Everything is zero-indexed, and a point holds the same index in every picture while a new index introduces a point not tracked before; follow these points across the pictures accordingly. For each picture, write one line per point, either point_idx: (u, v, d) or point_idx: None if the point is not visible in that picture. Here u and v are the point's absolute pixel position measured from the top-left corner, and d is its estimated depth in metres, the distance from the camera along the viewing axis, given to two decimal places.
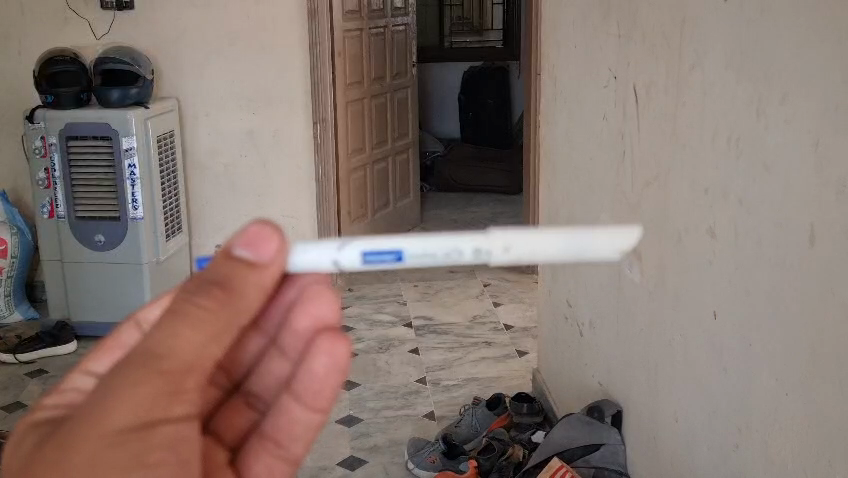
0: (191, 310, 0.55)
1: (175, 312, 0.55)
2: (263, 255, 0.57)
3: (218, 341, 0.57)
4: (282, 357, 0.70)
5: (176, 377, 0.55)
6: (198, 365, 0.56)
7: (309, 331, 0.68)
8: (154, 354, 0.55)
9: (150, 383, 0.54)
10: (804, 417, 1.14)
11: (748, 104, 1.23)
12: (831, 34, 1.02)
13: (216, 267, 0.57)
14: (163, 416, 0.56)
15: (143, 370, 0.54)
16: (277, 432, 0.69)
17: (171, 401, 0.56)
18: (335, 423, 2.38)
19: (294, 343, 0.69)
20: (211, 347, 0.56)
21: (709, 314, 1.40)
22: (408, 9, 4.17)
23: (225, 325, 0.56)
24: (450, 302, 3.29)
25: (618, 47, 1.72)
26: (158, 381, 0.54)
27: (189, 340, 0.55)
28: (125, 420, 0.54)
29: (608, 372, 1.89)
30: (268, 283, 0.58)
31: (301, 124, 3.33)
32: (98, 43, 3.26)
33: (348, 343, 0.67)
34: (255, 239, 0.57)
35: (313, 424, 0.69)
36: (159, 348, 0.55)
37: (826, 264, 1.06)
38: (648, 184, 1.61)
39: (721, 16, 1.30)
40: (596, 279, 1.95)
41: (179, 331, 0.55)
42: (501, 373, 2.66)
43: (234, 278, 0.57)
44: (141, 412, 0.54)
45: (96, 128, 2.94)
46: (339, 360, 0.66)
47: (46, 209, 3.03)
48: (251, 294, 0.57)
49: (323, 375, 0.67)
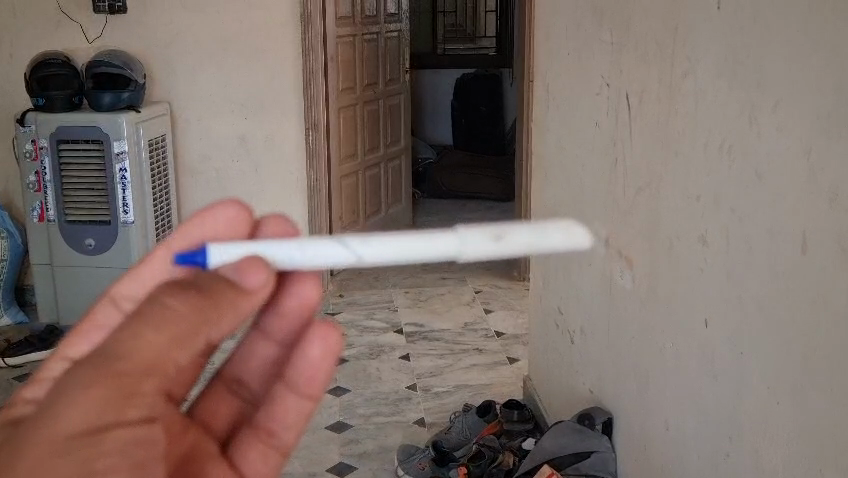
0: (159, 307, 0.45)
1: (142, 310, 0.45)
2: (252, 280, 0.49)
3: (185, 346, 0.46)
4: (266, 341, 0.66)
5: (135, 379, 0.45)
6: (162, 369, 0.46)
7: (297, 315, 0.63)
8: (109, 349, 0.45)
9: (104, 386, 0.44)
10: (795, 424, 1.14)
11: (741, 112, 1.23)
12: (822, 43, 1.03)
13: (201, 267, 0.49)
14: (118, 420, 0.45)
15: (92, 368, 0.44)
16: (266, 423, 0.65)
17: (126, 405, 0.45)
18: (325, 429, 2.38)
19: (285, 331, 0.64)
20: (180, 352, 0.46)
21: (701, 322, 1.40)
22: (402, 14, 4.17)
23: (196, 328, 0.46)
24: (441, 309, 3.28)
25: (610, 54, 1.73)
26: (116, 382, 0.44)
27: (152, 340, 0.45)
28: (69, 426, 0.43)
29: (599, 379, 1.89)
30: (247, 310, 0.49)
31: (293, 129, 3.32)
32: (90, 47, 3.25)
33: (340, 332, 0.62)
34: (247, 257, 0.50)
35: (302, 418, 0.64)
36: (117, 344, 0.45)
37: (817, 271, 1.07)
38: (640, 191, 1.61)
39: (713, 24, 1.31)
40: (588, 286, 1.95)
41: (140, 329, 0.45)
42: (491, 380, 2.66)
43: (213, 285, 0.47)
44: (92, 416, 0.44)
45: (87, 131, 2.92)
46: (333, 348, 0.62)
47: (37, 212, 3.02)
48: (231, 318, 0.48)
49: (313, 364, 0.62)
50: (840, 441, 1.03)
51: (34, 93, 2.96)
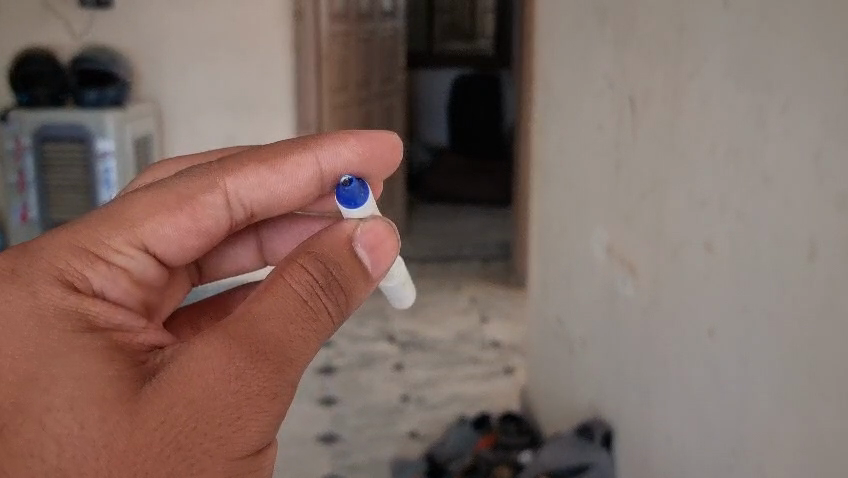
0: (304, 320, 0.60)
1: (311, 327, 0.60)
2: (377, 265, 0.67)
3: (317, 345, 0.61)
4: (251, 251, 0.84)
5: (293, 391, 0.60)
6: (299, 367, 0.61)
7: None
8: (280, 357, 0.58)
9: (275, 392, 0.58)
10: (805, 442, 1.08)
11: (747, 115, 1.17)
12: (838, 40, 0.96)
13: (344, 267, 0.64)
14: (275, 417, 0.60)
15: (273, 382, 0.58)
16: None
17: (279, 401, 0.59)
18: (313, 440, 2.31)
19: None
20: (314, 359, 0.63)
21: (704, 332, 1.34)
22: (397, 14, 4.10)
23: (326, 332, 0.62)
24: (435, 318, 3.21)
25: (613, 54, 1.66)
26: (283, 387, 0.58)
27: (302, 348, 0.59)
28: (247, 439, 0.58)
29: (599, 391, 1.82)
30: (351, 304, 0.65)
31: (284, 129, 3.27)
32: (76, 44, 3.17)
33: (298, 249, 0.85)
34: (378, 246, 0.67)
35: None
36: (286, 354, 0.58)
37: (829, 280, 1.00)
38: (644, 197, 1.55)
39: (720, 20, 1.23)
40: (588, 294, 1.88)
41: (296, 340, 0.59)
42: (487, 391, 2.58)
43: (333, 289, 0.62)
44: (263, 431, 0.58)
45: (70, 129, 2.85)
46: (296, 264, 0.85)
47: (19, 213, 2.95)
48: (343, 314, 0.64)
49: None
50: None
51: (18, 90, 2.93)
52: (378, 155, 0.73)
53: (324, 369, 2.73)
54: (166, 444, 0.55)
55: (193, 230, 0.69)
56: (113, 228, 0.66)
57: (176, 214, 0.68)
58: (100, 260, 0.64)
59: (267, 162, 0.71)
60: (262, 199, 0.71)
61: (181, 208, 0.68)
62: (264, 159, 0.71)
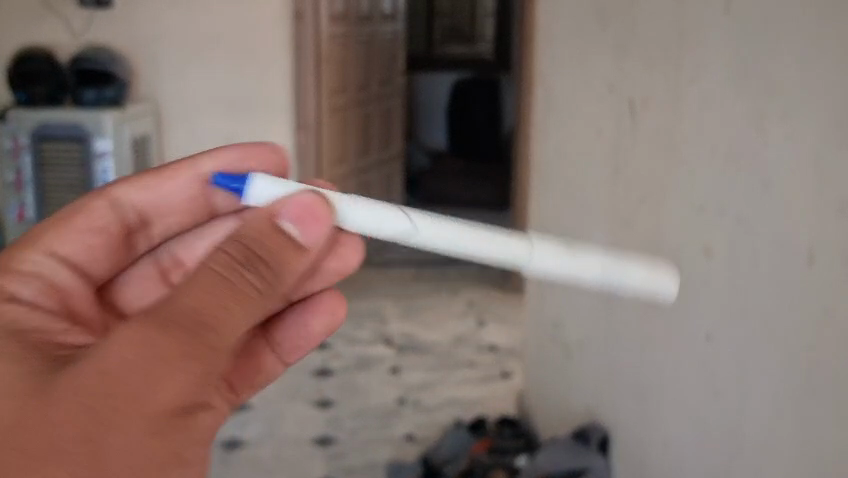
0: (228, 283, 0.57)
1: (231, 295, 0.57)
2: (318, 235, 0.62)
3: (250, 316, 0.59)
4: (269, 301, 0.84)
5: (218, 359, 0.57)
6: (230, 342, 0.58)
7: (332, 270, 0.82)
8: (193, 324, 0.55)
9: (192, 360, 0.55)
10: (800, 446, 1.08)
11: (747, 120, 1.16)
12: (838, 45, 0.96)
13: (269, 241, 0.60)
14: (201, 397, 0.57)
15: (187, 347, 0.55)
16: (292, 345, 0.86)
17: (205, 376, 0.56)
18: (309, 442, 2.30)
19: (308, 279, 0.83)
20: (246, 329, 0.60)
21: (701, 337, 1.33)
22: (397, 16, 4.10)
23: (261, 304, 0.59)
24: (433, 321, 3.20)
25: (614, 58, 1.65)
26: (202, 355, 0.55)
27: (225, 316, 0.57)
28: (168, 407, 0.55)
29: (595, 395, 1.82)
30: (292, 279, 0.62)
31: (283, 131, 3.27)
32: (75, 43, 3.17)
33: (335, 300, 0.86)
34: (314, 216, 0.62)
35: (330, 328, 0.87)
36: (202, 320, 0.56)
37: (827, 283, 1.00)
38: (643, 201, 1.54)
39: (720, 24, 1.23)
40: (586, 298, 1.88)
41: (214, 305, 0.56)
42: (484, 395, 2.58)
43: (272, 256, 0.59)
44: (185, 395, 0.56)
45: (67, 128, 2.84)
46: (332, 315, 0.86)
47: (15, 213, 2.92)
48: (285, 278, 0.61)
49: (326, 276, 0.83)
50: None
51: (16, 88, 2.94)
52: (258, 151, 0.80)
53: (321, 372, 2.73)
54: (75, 415, 0.52)
55: (96, 233, 0.82)
56: (26, 247, 0.77)
57: (75, 223, 0.81)
58: (9, 272, 0.74)
59: (155, 171, 0.85)
60: (150, 201, 0.85)
61: (79, 218, 0.81)
62: (155, 174, 0.85)
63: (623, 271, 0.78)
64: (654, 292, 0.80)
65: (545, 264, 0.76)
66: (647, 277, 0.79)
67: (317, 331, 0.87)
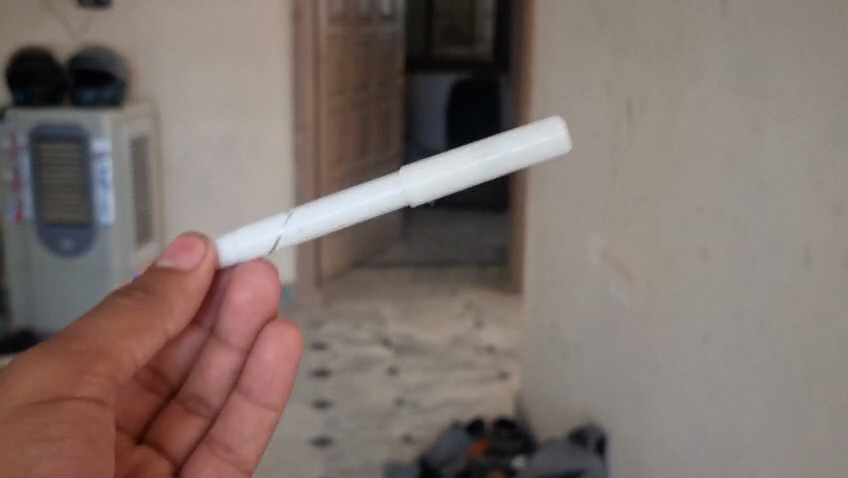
0: (115, 307, 0.78)
1: (105, 311, 0.77)
2: (191, 261, 0.81)
3: (131, 335, 0.76)
4: (226, 354, 0.92)
5: (90, 359, 0.73)
6: (109, 353, 0.75)
7: (248, 302, 0.88)
8: (77, 331, 0.75)
9: (68, 355, 0.72)
10: (795, 448, 1.08)
11: (743, 122, 1.17)
12: (834, 48, 0.97)
13: (160, 285, 0.80)
14: (71, 393, 0.71)
15: (60, 345, 0.73)
16: (263, 382, 0.90)
17: (80, 372, 0.72)
18: (307, 443, 2.30)
19: (232, 321, 0.90)
20: (130, 343, 0.76)
21: (698, 339, 1.34)
22: (396, 17, 4.10)
23: (141, 324, 0.77)
24: (431, 322, 3.20)
25: (612, 60, 1.65)
26: (77, 350, 0.73)
27: (104, 326, 0.76)
28: (40, 388, 0.70)
29: (592, 396, 1.82)
30: (174, 311, 0.80)
31: (283, 134, 3.28)
32: (73, 43, 3.16)
33: (286, 329, 0.89)
34: (185, 246, 0.81)
35: (292, 351, 0.90)
36: (85, 327, 0.75)
37: (822, 286, 1.01)
38: (641, 203, 1.54)
39: (717, 26, 1.23)
40: (583, 300, 1.88)
41: (98, 319, 0.76)
42: (481, 396, 2.58)
43: (157, 286, 0.80)
44: (55, 381, 0.71)
45: (65, 127, 2.84)
46: (283, 341, 0.89)
47: (14, 213, 2.91)
48: (167, 306, 0.80)
49: (249, 313, 0.89)
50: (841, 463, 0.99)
51: (14, 89, 2.93)
52: None
53: (319, 373, 2.73)
54: None
55: None
56: None
57: None
58: None
59: None
60: None
61: None
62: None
63: (496, 152, 0.68)
64: (542, 156, 0.69)
65: (417, 187, 0.70)
66: (523, 145, 0.68)
67: (275, 357, 0.89)
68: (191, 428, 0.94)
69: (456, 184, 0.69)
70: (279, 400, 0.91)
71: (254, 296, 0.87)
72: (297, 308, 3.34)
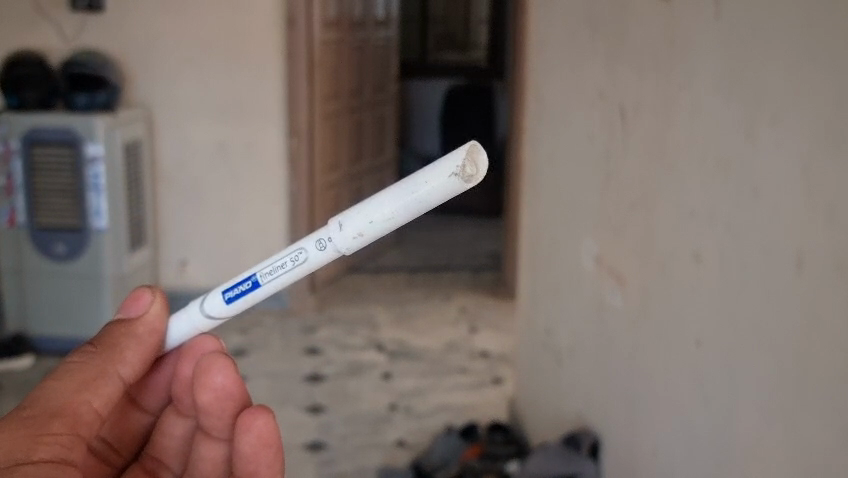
0: (66, 366, 0.74)
1: (54, 372, 0.73)
2: (138, 310, 0.80)
3: (86, 389, 0.73)
4: (214, 443, 0.85)
5: (44, 422, 0.69)
6: (63, 412, 0.70)
7: (212, 402, 0.82)
8: (26, 400, 0.71)
9: (21, 422, 0.68)
10: (789, 451, 1.08)
11: (737, 127, 1.17)
12: (827, 52, 0.97)
13: (111, 333, 0.78)
14: (26, 458, 0.66)
15: (10, 416, 0.69)
16: (249, 470, 0.81)
17: (35, 437, 0.67)
18: (300, 448, 2.29)
19: (206, 418, 0.83)
20: (86, 396, 0.73)
21: (691, 344, 1.33)
22: (391, 22, 4.11)
23: (95, 375, 0.74)
24: (424, 327, 3.20)
25: (607, 65, 1.66)
26: (29, 416, 0.69)
27: (56, 388, 0.72)
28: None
29: (586, 402, 1.82)
30: (129, 355, 0.78)
31: (277, 139, 3.27)
32: (66, 47, 3.16)
33: (261, 415, 0.80)
34: (135, 297, 0.81)
35: (272, 438, 0.80)
36: (35, 394, 0.71)
37: (818, 290, 1.00)
38: (635, 208, 1.54)
39: (711, 31, 1.23)
40: (578, 305, 1.87)
41: (49, 382, 0.72)
42: (474, 401, 2.57)
43: (107, 335, 0.78)
44: (8, 449, 0.65)
45: (59, 133, 2.84)
46: (258, 430, 0.80)
47: (6, 217, 2.90)
48: (121, 350, 0.77)
49: (218, 408, 0.82)
50: (837, 468, 0.98)
51: (8, 93, 2.92)
52: None
53: (311, 378, 2.72)
54: None
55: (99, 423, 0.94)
56: None
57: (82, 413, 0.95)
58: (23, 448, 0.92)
59: None
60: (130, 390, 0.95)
61: None
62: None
63: (407, 180, 0.67)
64: (442, 180, 0.65)
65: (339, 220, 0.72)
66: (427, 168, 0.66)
67: (253, 446, 0.80)
68: None
69: (369, 211, 0.69)
70: None
71: (221, 385, 0.81)
72: (291, 312, 3.34)
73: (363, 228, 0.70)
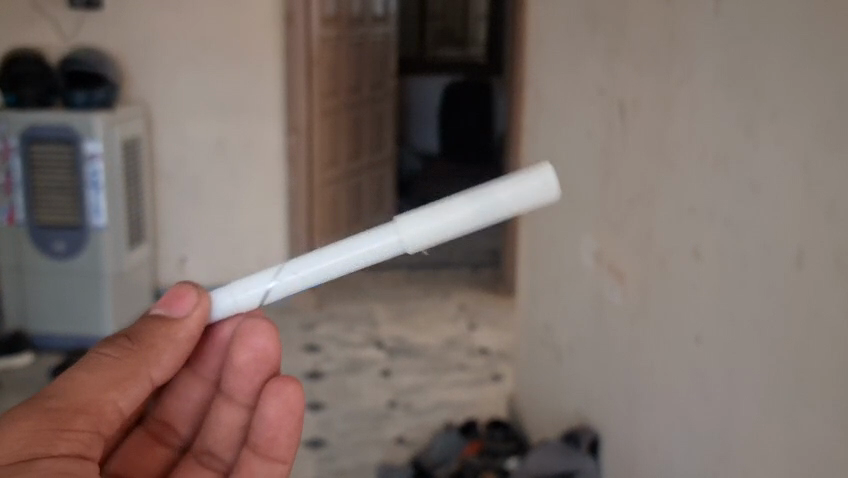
0: (97, 358, 0.73)
1: (87, 363, 0.73)
2: (182, 311, 0.77)
3: (114, 387, 0.72)
4: (235, 410, 0.87)
5: (68, 417, 0.69)
6: (87, 407, 0.70)
7: (247, 363, 0.83)
8: (54, 389, 0.70)
9: (45, 414, 0.68)
10: (789, 446, 1.08)
11: (737, 124, 1.17)
12: (826, 51, 0.97)
13: (149, 330, 0.77)
14: (44, 452, 0.66)
15: (36, 403, 0.68)
16: (267, 436, 0.84)
17: (56, 432, 0.67)
18: (300, 446, 2.29)
19: (234, 378, 0.85)
20: (113, 395, 0.72)
21: (691, 340, 1.33)
22: (390, 18, 4.12)
23: (125, 373, 0.73)
24: (423, 324, 3.21)
25: (606, 61, 1.66)
26: (53, 408, 0.68)
27: (83, 381, 0.71)
28: (11, 450, 0.64)
29: (586, 399, 1.82)
30: (162, 356, 0.77)
31: (275, 135, 3.28)
32: (64, 45, 3.15)
33: (291, 383, 0.83)
34: (179, 294, 0.77)
35: (296, 407, 0.84)
36: (62, 383, 0.71)
37: (818, 286, 1.00)
38: (634, 204, 1.54)
39: (711, 27, 1.23)
40: (577, 301, 1.87)
41: (78, 374, 0.72)
42: (473, 398, 2.58)
43: (144, 333, 0.77)
44: (31, 441, 0.65)
45: (58, 131, 2.83)
46: (288, 397, 0.83)
47: (4, 215, 2.89)
48: (155, 351, 0.76)
49: (253, 370, 0.84)
50: (837, 465, 0.98)
51: (6, 91, 2.91)
52: None
53: (311, 375, 2.72)
54: None
55: None
56: None
57: None
58: None
59: None
60: None
61: None
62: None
63: (483, 192, 0.64)
64: (534, 204, 0.64)
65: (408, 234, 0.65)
66: (513, 191, 0.64)
67: (278, 411, 0.83)
68: None
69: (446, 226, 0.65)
70: (287, 456, 0.86)
71: (255, 348, 0.83)
72: (290, 310, 3.34)
73: (437, 243, 0.66)
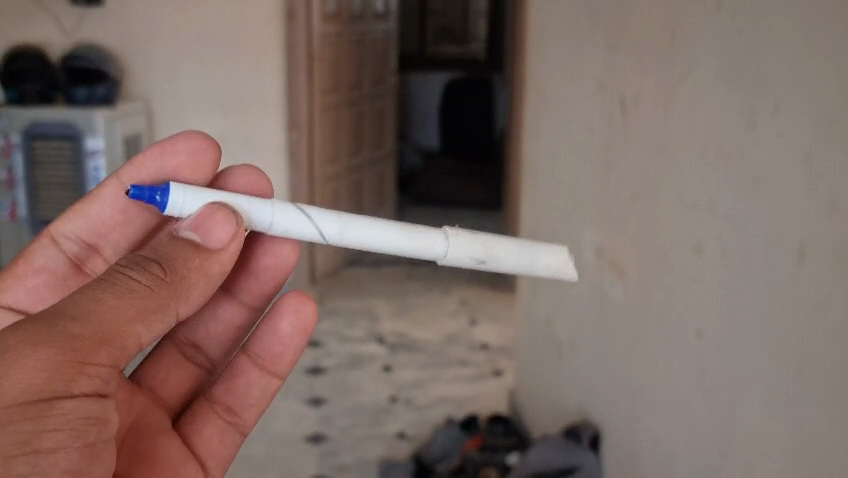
0: (126, 281, 0.63)
1: (114, 284, 0.63)
2: (215, 242, 0.69)
3: (141, 320, 0.63)
4: (236, 309, 0.89)
5: (90, 350, 0.60)
6: (111, 342, 0.61)
7: (268, 267, 0.86)
8: (82, 312, 0.60)
9: (69, 346, 0.59)
10: (790, 439, 1.09)
11: (738, 118, 1.17)
12: (828, 45, 0.97)
13: (181, 257, 0.67)
14: (65, 391, 0.59)
15: (60, 327, 0.59)
16: (274, 352, 0.87)
17: (77, 371, 0.59)
18: (301, 441, 2.30)
19: (248, 281, 0.87)
20: (139, 329, 0.63)
21: (692, 335, 1.34)
22: (390, 14, 4.11)
23: (154, 305, 0.64)
24: (423, 319, 3.21)
25: (607, 56, 1.66)
26: (77, 339, 0.59)
27: (111, 309, 0.61)
28: (31, 386, 0.57)
29: (586, 394, 1.83)
30: (190, 289, 0.67)
31: (274, 129, 3.28)
32: (65, 41, 3.16)
33: (311, 304, 0.86)
34: (209, 218, 0.69)
35: (306, 326, 0.87)
36: (87, 308, 0.61)
37: (820, 279, 1.01)
38: (635, 199, 1.55)
39: (712, 21, 1.24)
40: (578, 296, 1.87)
41: (107, 299, 0.62)
42: (474, 393, 2.58)
43: (176, 262, 0.66)
44: (50, 377, 0.58)
45: (59, 127, 2.83)
46: (305, 316, 0.86)
47: (7, 211, 2.92)
48: (186, 282, 0.67)
49: (269, 276, 0.86)
50: (839, 457, 0.99)
51: (7, 87, 2.92)
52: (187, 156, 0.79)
53: (312, 370, 2.73)
54: None
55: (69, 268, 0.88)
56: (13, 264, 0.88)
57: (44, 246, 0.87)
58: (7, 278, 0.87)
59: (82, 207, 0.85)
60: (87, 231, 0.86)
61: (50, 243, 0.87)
62: (81, 203, 0.85)
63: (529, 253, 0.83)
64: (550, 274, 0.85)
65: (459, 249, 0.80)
66: (548, 268, 0.84)
67: (291, 329, 0.86)
68: (183, 376, 0.90)
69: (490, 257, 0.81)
70: (285, 370, 0.88)
71: (278, 253, 0.85)
72: None
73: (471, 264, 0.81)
